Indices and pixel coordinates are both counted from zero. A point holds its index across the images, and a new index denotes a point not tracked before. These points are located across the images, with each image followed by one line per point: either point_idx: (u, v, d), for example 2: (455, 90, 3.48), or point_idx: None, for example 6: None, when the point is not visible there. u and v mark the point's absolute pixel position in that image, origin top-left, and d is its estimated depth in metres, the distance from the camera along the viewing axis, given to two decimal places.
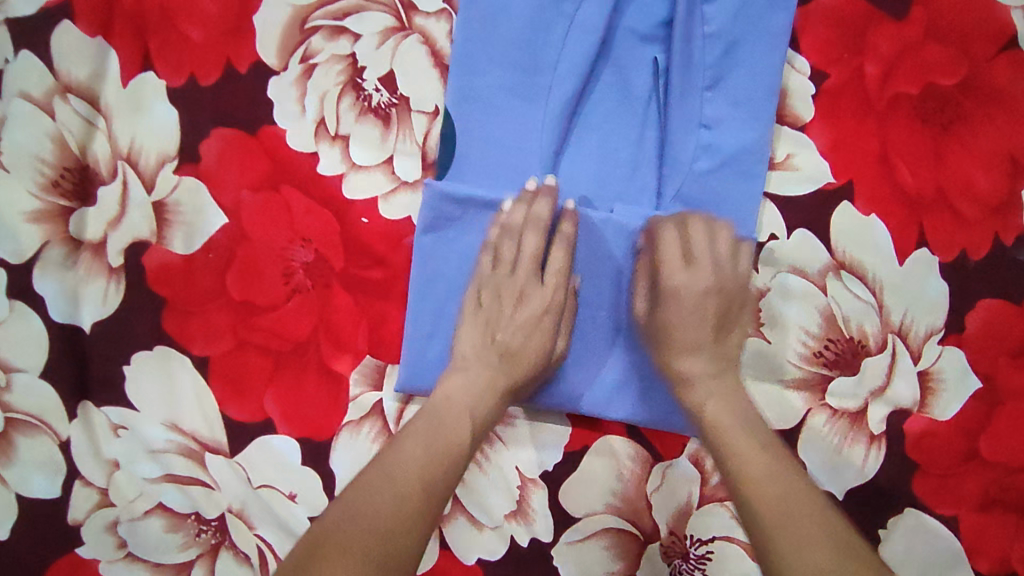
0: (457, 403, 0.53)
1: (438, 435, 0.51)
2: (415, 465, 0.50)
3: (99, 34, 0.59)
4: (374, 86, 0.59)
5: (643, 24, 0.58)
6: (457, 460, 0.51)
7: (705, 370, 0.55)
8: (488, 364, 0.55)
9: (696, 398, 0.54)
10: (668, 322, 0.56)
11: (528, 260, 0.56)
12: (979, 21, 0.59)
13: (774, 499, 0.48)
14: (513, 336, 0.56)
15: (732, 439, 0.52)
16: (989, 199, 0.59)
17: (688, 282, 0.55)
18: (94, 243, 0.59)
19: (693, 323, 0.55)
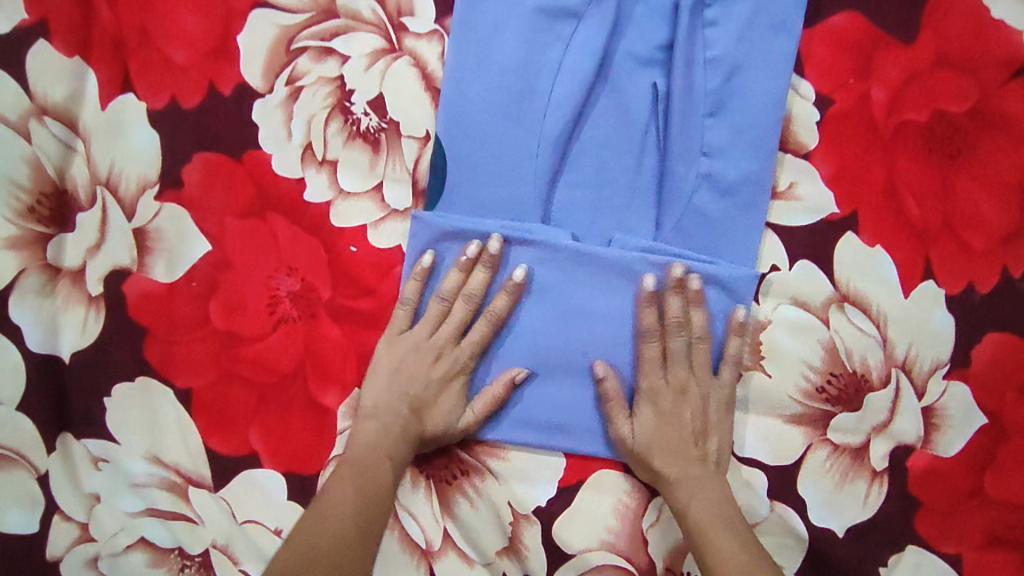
0: (363, 449, 0.53)
1: (365, 479, 0.52)
2: (350, 502, 0.50)
3: (76, 55, 0.56)
4: (362, 110, 0.57)
5: (642, 47, 0.56)
6: (386, 502, 0.52)
7: (686, 472, 0.54)
8: (397, 415, 0.54)
9: (679, 497, 0.54)
10: (674, 419, 0.55)
11: (447, 357, 0.55)
12: (989, 46, 0.57)
13: (727, 568, 0.50)
14: (427, 391, 0.55)
15: (710, 534, 0.51)
16: (998, 230, 0.57)
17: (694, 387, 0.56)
18: (73, 270, 0.57)
19: (677, 425, 0.55)
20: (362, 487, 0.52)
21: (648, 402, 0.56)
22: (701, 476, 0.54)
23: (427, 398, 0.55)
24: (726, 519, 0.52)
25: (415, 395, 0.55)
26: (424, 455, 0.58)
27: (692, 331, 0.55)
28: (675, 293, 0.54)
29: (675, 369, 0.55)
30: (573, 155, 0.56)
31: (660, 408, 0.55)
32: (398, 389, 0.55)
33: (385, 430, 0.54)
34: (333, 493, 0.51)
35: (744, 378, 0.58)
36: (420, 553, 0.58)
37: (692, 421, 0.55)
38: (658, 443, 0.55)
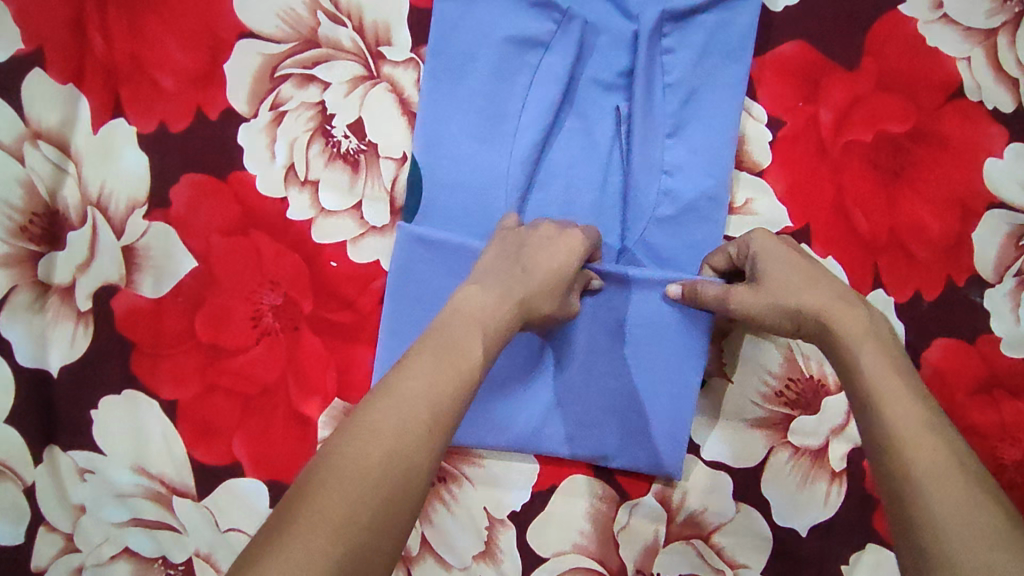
0: (467, 317, 0.44)
1: (444, 373, 0.40)
2: (421, 391, 0.39)
3: (70, 82, 0.59)
4: (343, 132, 0.60)
5: (606, 74, 0.60)
6: (468, 388, 0.41)
7: (827, 306, 0.47)
8: (503, 278, 0.48)
9: (842, 341, 0.46)
10: (791, 278, 0.49)
11: (571, 250, 0.51)
12: (926, 72, 0.62)
13: (924, 465, 0.38)
14: (550, 262, 0.50)
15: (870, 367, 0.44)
16: (941, 241, 0.61)
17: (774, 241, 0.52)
18: (63, 286, 0.59)
19: (796, 268, 0.50)
20: (436, 411, 0.38)
21: (775, 284, 0.50)
22: (879, 334, 0.46)
23: (533, 278, 0.49)
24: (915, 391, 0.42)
25: (525, 262, 0.49)
26: None
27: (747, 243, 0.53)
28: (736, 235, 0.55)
29: (783, 264, 0.50)
30: (543, 173, 0.60)
31: (785, 254, 0.51)
32: (499, 286, 0.47)
33: (489, 295, 0.46)
34: (407, 393, 0.38)
35: (708, 383, 0.61)
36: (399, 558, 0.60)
37: (815, 267, 0.50)
38: (785, 287, 0.49)
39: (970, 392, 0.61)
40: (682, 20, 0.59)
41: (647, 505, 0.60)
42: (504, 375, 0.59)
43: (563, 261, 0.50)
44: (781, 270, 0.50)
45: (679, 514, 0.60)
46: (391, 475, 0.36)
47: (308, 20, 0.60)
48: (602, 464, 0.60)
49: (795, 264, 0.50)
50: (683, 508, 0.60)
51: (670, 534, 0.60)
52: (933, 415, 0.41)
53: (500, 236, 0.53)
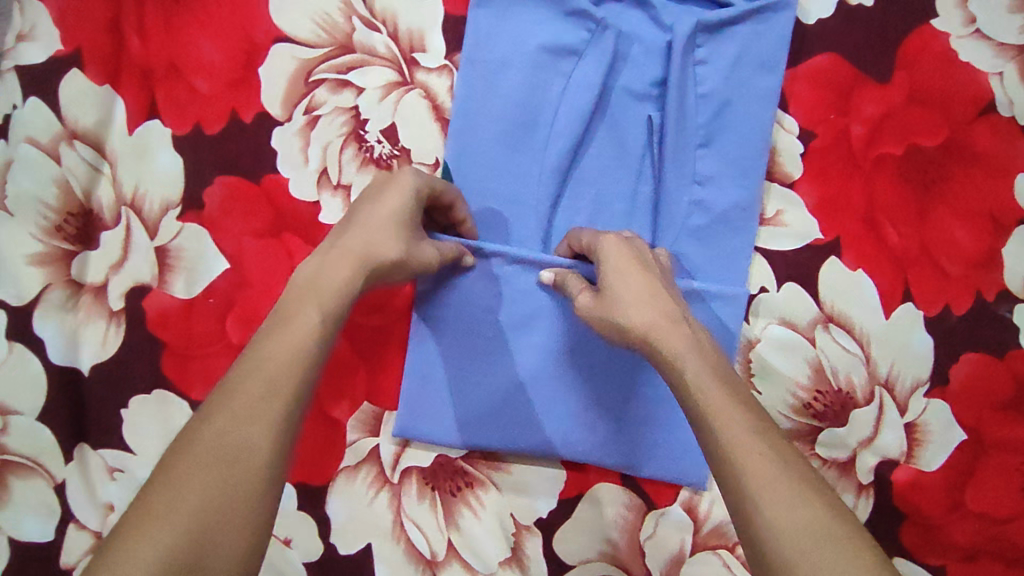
0: (319, 278, 0.43)
1: (282, 342, 0.39)
2: (257, 367, 0.38)
3: (106, 82, 0.60)
4: (376, 138, 0.60)
5: (638, 83, 0.60)
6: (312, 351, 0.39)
7: (658, 316, 0.44)
8: (353, 241, 0.46)
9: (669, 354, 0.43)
10: (625, 281, 0.46)
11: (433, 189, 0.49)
12: (958, 86, 0.62)
13: (757, 481, 0.36)
14: (383, 219, 0.47)
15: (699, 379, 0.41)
16: (972, 256, 0.61)
17: (614, 247, 0.48)
18: (96, 286, 0.59)
19: (631, 277, 0.46)
20: (273, 380, 0.37)
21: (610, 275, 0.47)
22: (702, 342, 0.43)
23: (373, 227, 0.46)
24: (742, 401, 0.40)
25: (387, 211, 0.47)
26: (429, 468, 0.60)
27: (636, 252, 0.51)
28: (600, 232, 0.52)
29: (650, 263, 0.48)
30: (573, 180, 0.60)
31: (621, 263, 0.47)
32: (349, 240, 0.46)
33: (337, 257, 0.45)
34: (244, 372, 0.38)
35: None
36: (425, 563, 0.60)
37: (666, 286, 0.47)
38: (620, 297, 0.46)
39: (999, 407, 0.61)
40: (715, 32, 0.59)
41: (674, 514, 0.60)
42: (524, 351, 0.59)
43: (409, 196, 0.48)
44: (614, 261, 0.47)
45: (705, 524, 0.60)
46: (221, 460, 0.35)
47: (343, 25, 0.61)
48: (627, 473, 0.60)
49: (645, 260, 0.48)
50: (711, 518, 0.60)
51: (697, 545, 0.60)
52: (758, 414, 0.39)
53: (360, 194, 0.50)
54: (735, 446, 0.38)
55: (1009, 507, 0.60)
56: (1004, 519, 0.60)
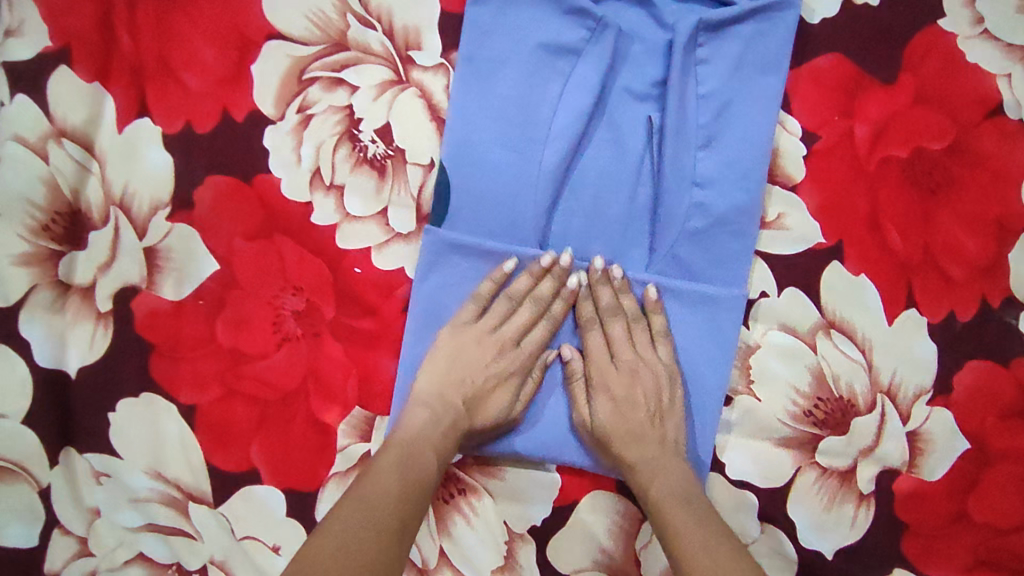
0: (410, 431, 0.53)
1: (410, 473, 0.50)
2: (397, 482, 0.49)
3: (95, 80, 0.59)
4: (370, 137, 0.59)
5: (638, 83, 0.59)
6: (426, 491, 0.51)
7: (643, 453, 0.55)
8: (449, 407, 0.55)
9: (640, 480, 0.55)
10: (628, 398, 0.57)
11: (496, 318, 0.58)
12: (965, 87, 0.60)
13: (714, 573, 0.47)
14: (481, 384, 0.57)
15: (668, 511, 0.52)
16: (977, 261, 0.60)
17: (610, 377, 0.57)
18: (83, 287, 0.58)
19: (631, 404, 0.57)
20: (404, 492, 0.49)
21: (601, 385, 0.57)
22: (661, 459, 0.55)
23: (484, 376, 0.57)
24: (695, 510, 0.51)
25: (469, 394, 0.56)
26: None
27: (627, 315, 0.58)
28: (603, 284, 0.58)
29: (623, 355, 0.58)
30: (571, 183, 0.59)
31: (614, 390, 0.57)
32: (455, 380, 0.56)
33: (439, 422, 0.54)
34: (376, 475, 0.50)
35: (735, 402, 0.60)
36: (416, 570, 0.58)
37: (645, 401, 0.57)
38: (609, 418, 0.56)
39: (1003, 416, 0.59)
40: (717, 31, 0.58)
41: None
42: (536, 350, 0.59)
43: (489, 372, 0.57)
44: (598, 360, 0.58)
45: None
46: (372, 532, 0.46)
47: (338, 22, 0.59)
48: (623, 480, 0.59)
49: (630, 356, 0.58)
50: None
51: None
52: (723, 539, 0.49)
53: (451, 331, 0.57)
54: (688, 543, 0.49)
55: (1012, 519, 0.59)
56: (1007, 530, 0.59)
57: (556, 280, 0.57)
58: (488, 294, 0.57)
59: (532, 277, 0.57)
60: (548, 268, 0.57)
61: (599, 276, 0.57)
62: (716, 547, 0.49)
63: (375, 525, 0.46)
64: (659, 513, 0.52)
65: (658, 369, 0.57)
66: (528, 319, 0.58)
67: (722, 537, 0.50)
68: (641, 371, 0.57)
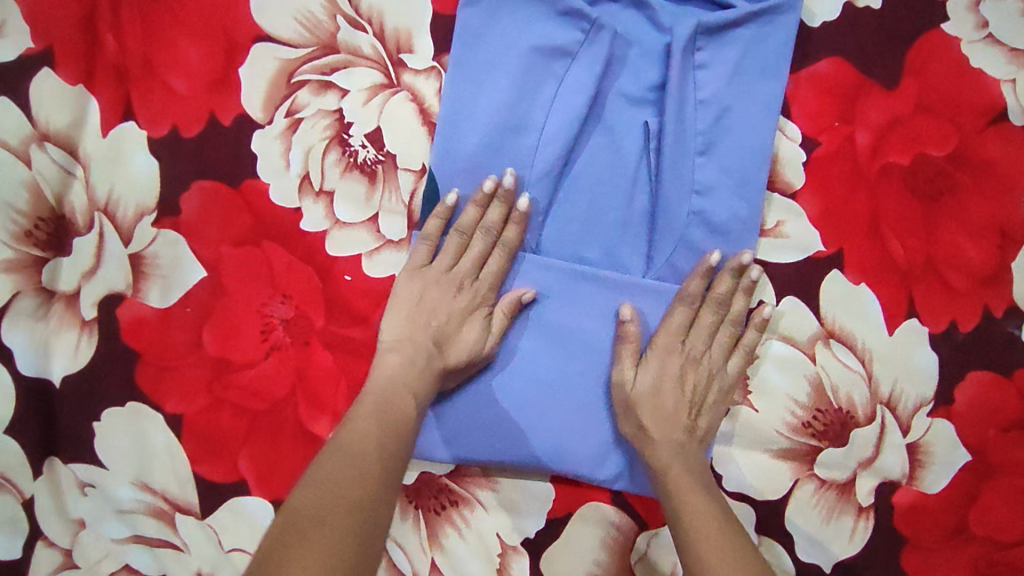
0: (397, 384, 0.52)
1: (385, 427, 0.50)
2: (373, 441, 0.49)
3: (79, 82, 0.57)
4: (360, 142, 0.58)
5: (635, 87, 0.58)
6: (407, 441, 0.51)
7: (671, 435, 0.55)
8: (420, 348, 0.54)
9: (659, 461, 0.54)
10: (676, 381, 0.56)
11: (452, 255, 0.56)
12: (968, 93, 0.59)
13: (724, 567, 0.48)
14: (450, 322, 0.55)
15: (690, 500, 0.52)
16: (979, 270, 0.59)
17: (668, 349, 0.57)
18: (67, 294, 0.57)
19: (684, 396, 0.56)
20: (383, 448, 0.49)
21: (658, 356, 0.56)
22: (685, 446, 0.55)
23: (443, 311, 0.55)
24: (715, 504, 0.52)
25: (437, 327, 0.55)
26: (413, 486, 0.58)
27: (728, 314, 0.57)
28: (730, 275, 0.56)
29: (693, 342, 0.57)
30: (566, 188, 0.58)
31: (669, 370, 0.56)
32: (419, 315, 0.55)
33: (410, 361, 0.53)
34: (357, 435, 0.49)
35: (732, 412, 0.59)
36: None
37: (692, 390, 0.57)
38: (667, 402, 0.56)
39: (1005, 428, 0.58)
40: (716, 34, 0.57)
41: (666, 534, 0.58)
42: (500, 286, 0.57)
43: (450, 305, 0.55)
44: (667, 332, 0.57)
45: None
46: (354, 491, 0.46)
47: (327, 24, 0.58)
48: (617, 490, 0.58)
49: (701, 342, 0.57)
50: None
51: None
52: (733, 531, 0.50)
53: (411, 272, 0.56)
54: (706, 534, 0.50)
55: (1013, 532, 0.58)
56: (1008, 544, 0.58)
57: (519, 227, 0.56)
58: (437, 232, 0.56)
59: (479, 206, 0.56)
60: (492, 193, 0.55)
61: (704, 271, 0.56)
62: (727, 539, 0.49)
63: (360, 471, 0.47)
64: (672, 501, 0.52)
65: (715, 367, 0.58)
66: (482, 251, 0.56)
67: (737, 534, 0.50)
68: (722, 370, 0.58)
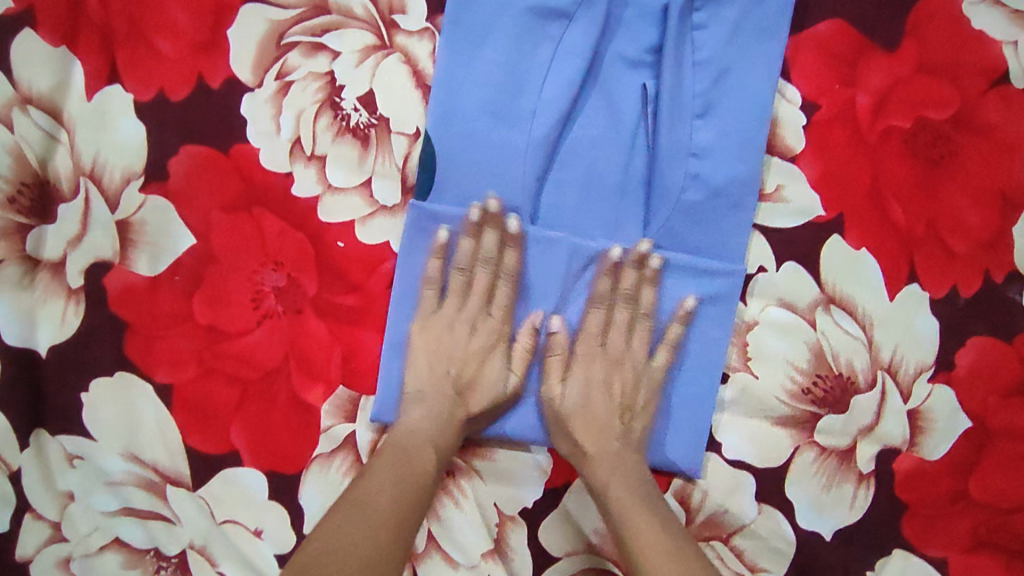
0: (410, 433, 0.52)
1: (403, 481, 0.50)
2: (388, 494, 0.49)
3: (62, 44, 0.56)
4: (352, 105, 0.57)
5: (632, 49, 0.57)
6: (426, 491, 0.51)
7: (606, 445, 0.54)
8: (444, 397, 0.54)
9: (593, 470, 0.54)
10: (601, 387, 0.56)
11: (458, 295, 0.56)
12: (970, 55, 0.58)
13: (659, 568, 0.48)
14: (467, 367, 0.56)
15: (622, 506, 0.51)
16: (980, 235, 0.58)
17: (611, 365, 0.57)
18: (52, 262, 0.56)
19: (604, 395, 0.56)
20: (399, 501, 0.49)
21: (583, 365, 0.56)
22: (622, 455, 0.54)
23: (456, 356, 0.56)
24: (651, 509, 0.51)
25: (457, 373, 0.55)
26: None
27: (639, 306, 0.57)
28: (633, 267, 0.56)
29: (613, 345, 0.57)
30: (563, 154, 0.57)
31: (593, 376, 0.56)
32: (439, 359, 0.55)
33: (434, 407, 0.54)
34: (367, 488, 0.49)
35: (731, 379, 0.58)
36: None
37: (619, 393, 0.56)
38: (567, 402, 0.55)
39: (1006, 394, 0.58)
40: None
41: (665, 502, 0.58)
42: (514, 316, 0.57)
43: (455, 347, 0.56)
44: (588, 335, 0.57)
45: (698, 514, 0.58)
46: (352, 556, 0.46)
47: None
48: None
49: (626, 350, 0.57)
50: (703, 507, 0.58)
51: None
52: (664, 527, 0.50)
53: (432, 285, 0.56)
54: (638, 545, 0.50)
55: (1014, 498, 0.57)
56: (1009, 510, 0.57)
57: (518, 251, 0.55)
58: (438, 272, 0.56)
59: (476, 230, 0.55)
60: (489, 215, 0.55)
61: (611, 266, 0.55)
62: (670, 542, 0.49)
63: (378, 526, 0.47)
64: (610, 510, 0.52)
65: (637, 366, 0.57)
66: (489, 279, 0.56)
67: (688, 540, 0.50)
68: (625, 366, 0.57)
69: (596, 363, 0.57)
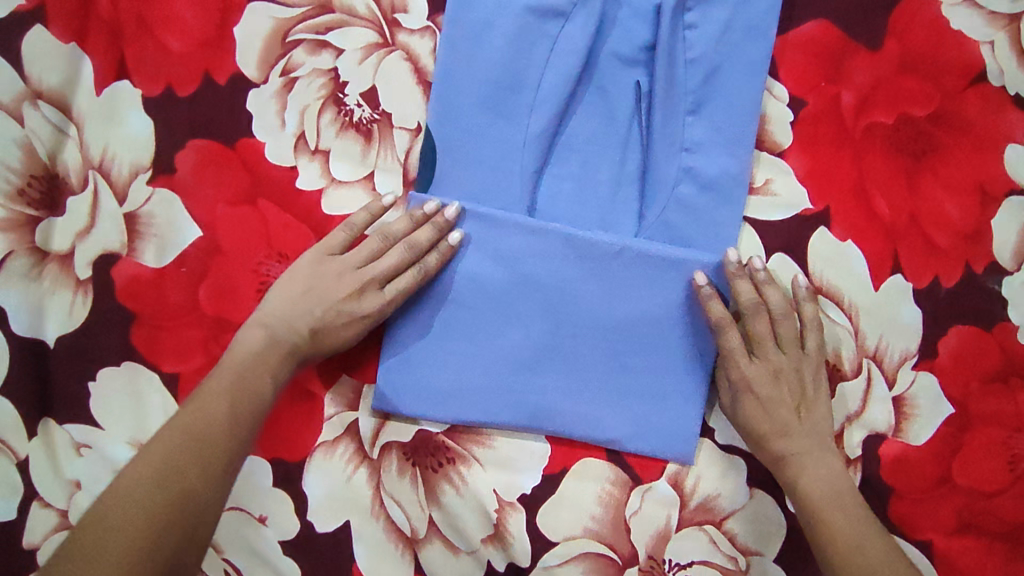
0: (245, 355, 0.52)
1: (244, 399, 0.50)
2: (219, 409, 0.49)
3: (72, 41, 0.57)
4: (356, 101, 0.58)
5: (627, 47, 0.59)
6: (263, 407, 0.51)
7: (804, 444, 0.55)
8: (296, 331, 0.54)
9: (791, 471, 0.55)
10: (772, 384, 0.55)
11: (364, 257, 0.55)
12: (950, 54, 0.61)
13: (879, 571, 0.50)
14: (331, 309, 0.54)
15: (827, 512, 0.53)
16: (960, 227, 0.61)
17: (757, 369, 0.56)
18: (61, 254, 0.57)
19: (777, 397, 0.55)
20: (236, 410, 0.50)
21: (744, 374, 0.56)
22: (821, 441, 0.56)
23: (329, 295, 0.54)
24: (849, 510, 0.53)
25: (321, 318, 0.54)
26: (409, 443, 0.58)
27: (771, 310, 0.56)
28: (745, 279, 0.56)
29: (765, 352, 0.56)
30: (559, 150, 0.59)
31: (757, 379, 0.55)
32: (306, 292, 0.54)
33: (278, 342, 0.53)
34: (208, 398, 0.49)
35: None
36: (405, 540, 0.58)
37: (792, 391, 0.56)
38: (751, 408, 0.56)
39: (986, 381, 0.60)
40: None
41: (660, 488, 0.59)
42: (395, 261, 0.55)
43: (338, 286, 0.54)
44: (733, 347, 0.56)
45: (692, 499, 0.59)
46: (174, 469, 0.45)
47: None
48: (615, 446, 0.59)
49: (776, 356, 0.56)
50: (696, 493, 0.59)
51: (682, 520, 0.59)
52: (864, 524, 0.52)
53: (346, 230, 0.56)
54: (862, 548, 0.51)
55: (995, 481, 0.60)
56: (991, 493, 0.59)
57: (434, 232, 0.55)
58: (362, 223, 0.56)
59: (412, 222, 0.55)
60: (431, 216, 0.56)
61: (736, 270, 0.56)
62: (877, 545, 0.51)
63: (203, 443, 0.47)
64: (808, 506, 0.54)
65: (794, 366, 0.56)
66: (399, 261, 0.55)
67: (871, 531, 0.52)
68: (781, 363, 0.56)
69: (755, 366, 0.56)
